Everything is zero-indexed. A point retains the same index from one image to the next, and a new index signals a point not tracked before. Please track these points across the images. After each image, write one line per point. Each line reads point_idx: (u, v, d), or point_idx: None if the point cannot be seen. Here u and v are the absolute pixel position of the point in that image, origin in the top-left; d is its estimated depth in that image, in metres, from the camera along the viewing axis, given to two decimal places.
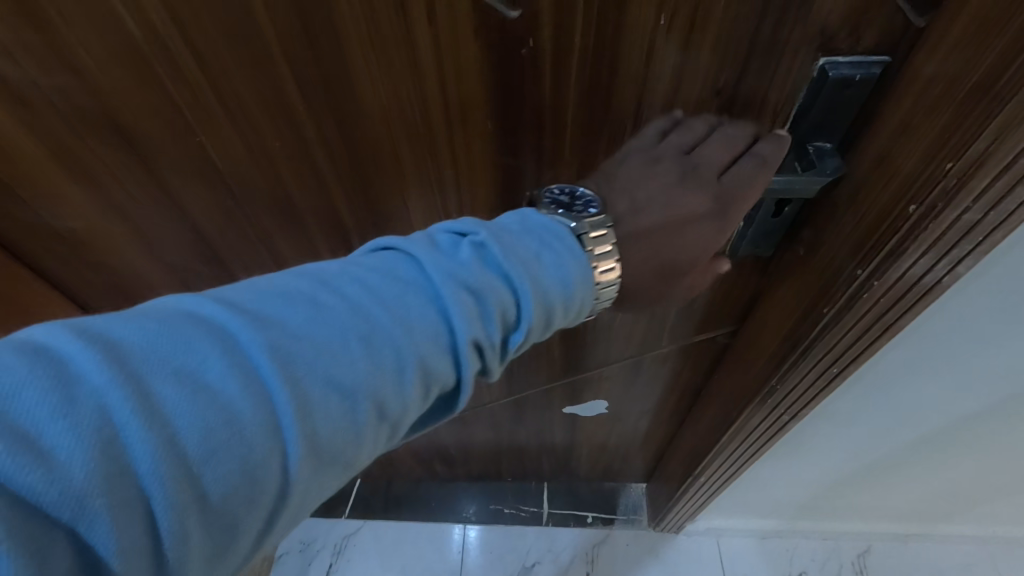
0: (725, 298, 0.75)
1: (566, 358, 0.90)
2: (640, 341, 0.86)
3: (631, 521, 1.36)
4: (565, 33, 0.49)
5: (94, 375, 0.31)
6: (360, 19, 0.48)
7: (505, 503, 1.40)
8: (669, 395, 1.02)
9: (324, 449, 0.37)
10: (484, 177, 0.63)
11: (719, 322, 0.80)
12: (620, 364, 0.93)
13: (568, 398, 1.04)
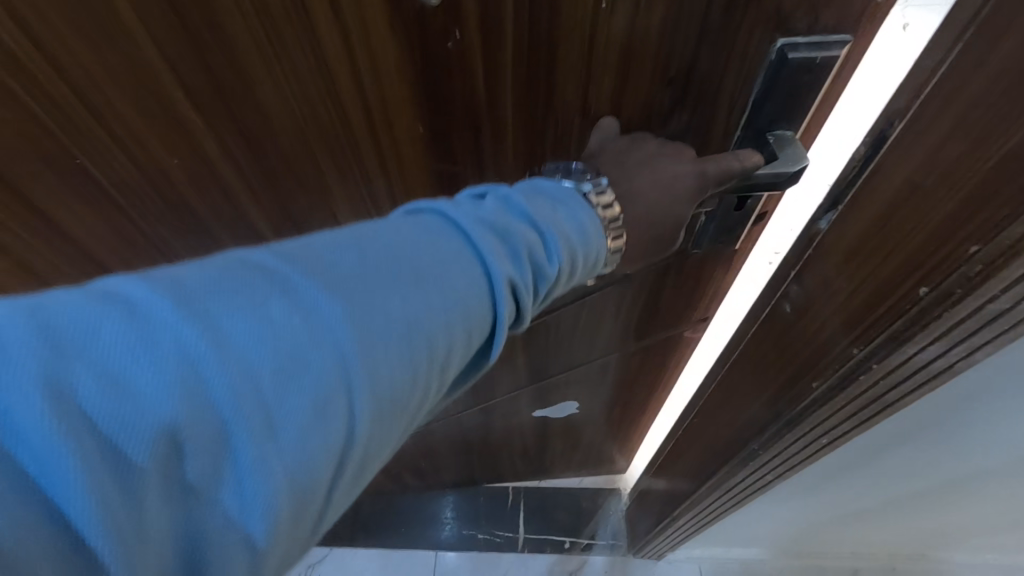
0: (688, 287, 0.72)
1: (530, 366, 0.85)
2: (603, 341, 0.81)
3: (611, 546, 1.31)
4: (493, 22, 0.43)
5: (160, 314, 0.25)
6: (252, 15, 0.38)
7: (478, 528, 1.33)
8: (638, 393, 0.99)
9: (407, 401, 0.31)
10: (422, 185, 0.57)
11: (684, 311, 0.78)
12: (584, 368, 0.88)
13: (537, 403, 0.98)
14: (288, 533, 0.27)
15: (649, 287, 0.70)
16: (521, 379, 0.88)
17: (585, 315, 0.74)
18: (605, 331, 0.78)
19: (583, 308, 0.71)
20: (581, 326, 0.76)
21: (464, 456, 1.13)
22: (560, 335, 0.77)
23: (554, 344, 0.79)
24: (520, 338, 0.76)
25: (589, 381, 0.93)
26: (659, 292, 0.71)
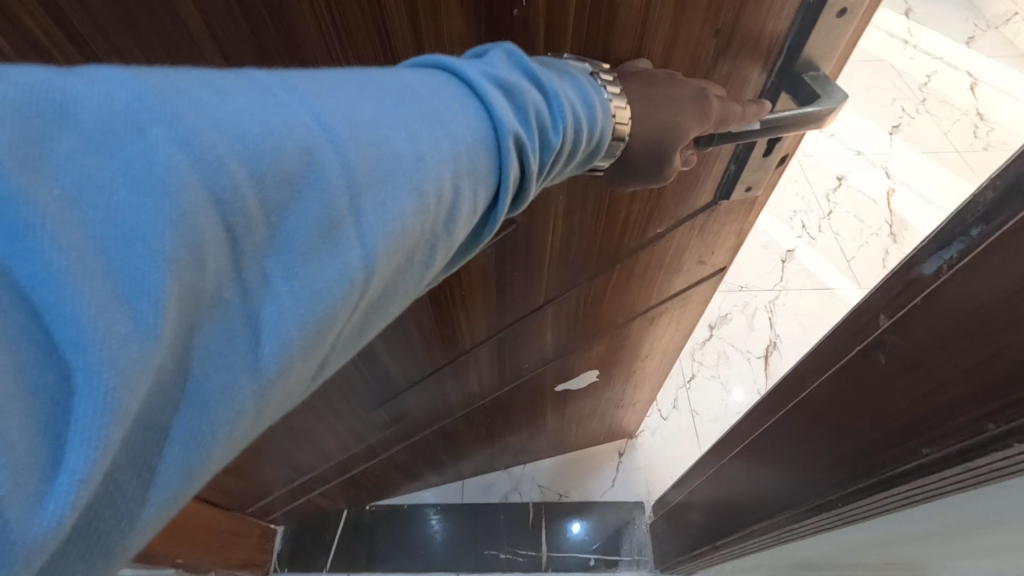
0: (707, 237, 0.80)
1: (557, 334, 0.88)
2: (626, 303, 0.88)
3: (637, 563, 1.21)
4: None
5: (125, 101, 0.18)
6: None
7: (500, 548, 1.25)
8: (650, 348, 1.08)
9: (420, 258, 0.26)
10: None
11: (701, 261, 0.86)
12: (611, 334, 0.95)
13: (558, 376, 1.02)
14: (280, 398, 0.22)
15: (677, 245, 0.77)
16: (548, 353, 0.93)
17: (617, 283, 0.80)
18: (633, 292, 0.85)
19: (615, 275, 0.78)
20: (610, 293, 0.82)
21: (480, 438, 1.14)
22: (588, 300, 0.82)
23: (587, 312, 0.85)
24: (553, 311, 0.81)
25: (612, 345, 0.99)
26: (683, 246, 0.79)
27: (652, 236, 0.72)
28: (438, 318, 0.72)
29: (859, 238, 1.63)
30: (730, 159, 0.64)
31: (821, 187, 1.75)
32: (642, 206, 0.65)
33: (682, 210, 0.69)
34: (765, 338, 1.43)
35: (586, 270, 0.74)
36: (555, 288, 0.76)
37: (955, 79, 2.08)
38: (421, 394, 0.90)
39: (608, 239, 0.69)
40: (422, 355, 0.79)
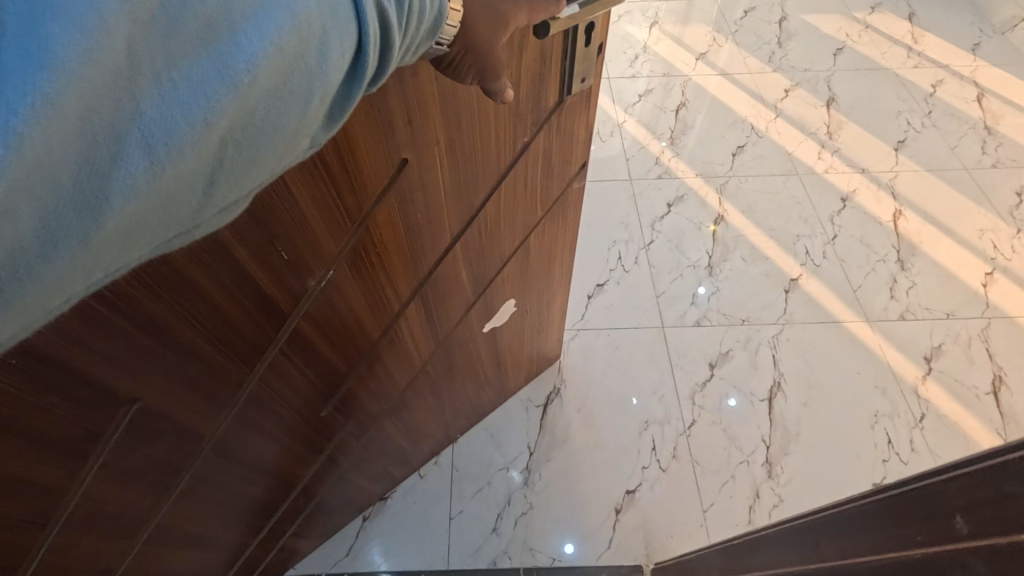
0: (565, 126, 0.85)
1: (471, 271, 0.91)
2: (522, 223, 0.92)
3: None
4: None
5: None
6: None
7: None
8: (553, 263, 1.12)
9: (304, 91, 0.25)
10: (358, 120, 0.51)
11: (569, 154, 0.93)
12: (514, 256, 0.97)
13: (483, 315, 1.03)
14: (174, 191, 0.22)
15: (542, 148, 0.83)
16: (466, 295, 0.95)
17: (504, 197, 0.83)
18: (519, 207, 0.89)
19: (499, 192, 0.81)
20: (501, 213, 0.85)
21: (436, 407, 1.12)
22: (488, 226, 0.85)
23: (488, 238, 0.87)
24: (461, 247, 0.84)
25: (519, 270, 1.02)
26: (547, 147, 0.84)
27: (519, 145, 0.77)
28: (359, 288, 0.71)
29: (866, 264, 1.55)
30: (557, 55, 0.71)
31: (826, 208, 1.67)
32: (502, 112, 0.70)
33: (537, 112, 0.75)
34: (770, 377, 1.35)
35: (476, 193, 0.77)
36: (455, 221, 0.78)
37: (960, 89, 2.01)
38: (366, 377, 0.88)
39: (496, 146, 0.73)
40: (355, 337, 0.78)
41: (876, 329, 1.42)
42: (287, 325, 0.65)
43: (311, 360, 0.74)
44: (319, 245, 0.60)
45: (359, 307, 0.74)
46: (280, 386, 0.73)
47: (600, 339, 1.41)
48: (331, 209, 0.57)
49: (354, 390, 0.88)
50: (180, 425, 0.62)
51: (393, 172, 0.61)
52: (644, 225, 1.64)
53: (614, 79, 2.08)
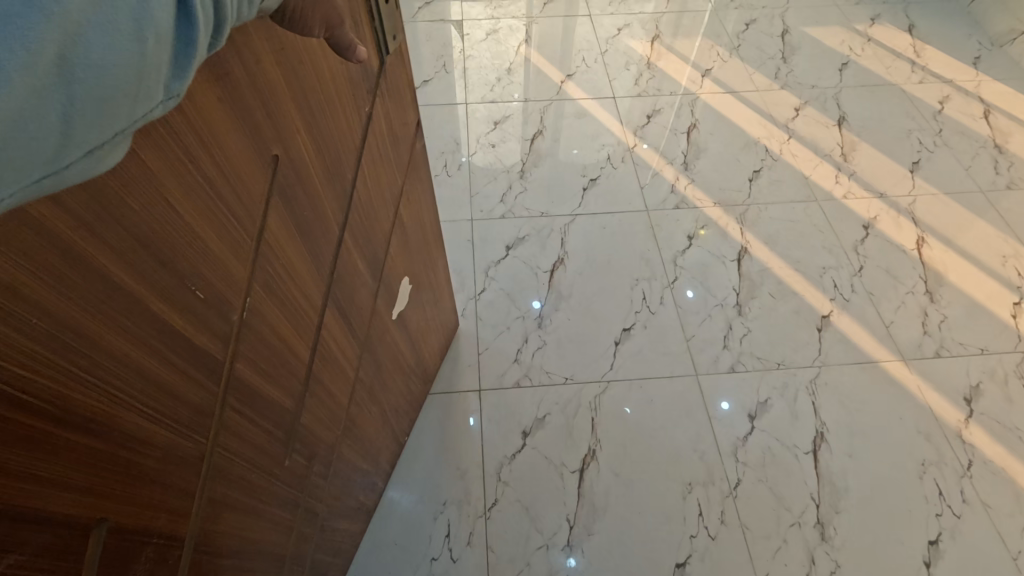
0: (396, 93, 0.82)
1: (367, 263, 0.84)
2: (392, 197, 0.88)
3: None
4: None
5: None
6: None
7: None
8: (426, 233, 1.10)
9: (133, 29, 0.26)
10: (217, 117, 0.45)
11: (407, 118, 0.89)
12: (395, 232, 0.92)
13: (388, 300, 0.96)
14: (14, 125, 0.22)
15: (383, 114, 0.78)
16: (369, 288, 0.87)
17: (370, 174, 0.77)
18: (383, 181, 0.83)
19: (365, 170, 0.75)
20: (373, 189, 0.79)
21: (377, 415, 1.05)
22: (368, 211, 0.79)
23: (370, 221, 0.81)
24: (351, 239, 0.76)
25: (399, 246, 0.96)
26: (388, 116, 0.80)
27: (364, 116, 0.72)
28: (281, 311, 0.63)
29: (895, 297, 1.50)
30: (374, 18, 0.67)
31: (849, 236, 1.62)
32: (342, 87, 0.64)
33: (373, 82, 0.72)
34: (811, 427, 1.28)
35: (346, 175, 0.70)
36: (337, 211, 0.70)
37: (966, 105, 1.98)
38: (314, 406, 0.79)
39: (348, 126, 0.68)
40: (291, 368, 0.69)
41: (913, 369, 1.37)
42: (226, 374, 0.56)
43: (260, 409, 0.65)
44: (228, 274, 0.52)
45: (284, 331, 0.65)
46: (240, 447, 0.63)
47: (632, 392, 1.32)
48: (226, 225, 0.50)
49: (307, 424, 0.78)
50: (156, 534, 0.52)
51: (270, 171, 0.54)
52: (666, 261, 1.56)
53: (621, 99, 1.99)
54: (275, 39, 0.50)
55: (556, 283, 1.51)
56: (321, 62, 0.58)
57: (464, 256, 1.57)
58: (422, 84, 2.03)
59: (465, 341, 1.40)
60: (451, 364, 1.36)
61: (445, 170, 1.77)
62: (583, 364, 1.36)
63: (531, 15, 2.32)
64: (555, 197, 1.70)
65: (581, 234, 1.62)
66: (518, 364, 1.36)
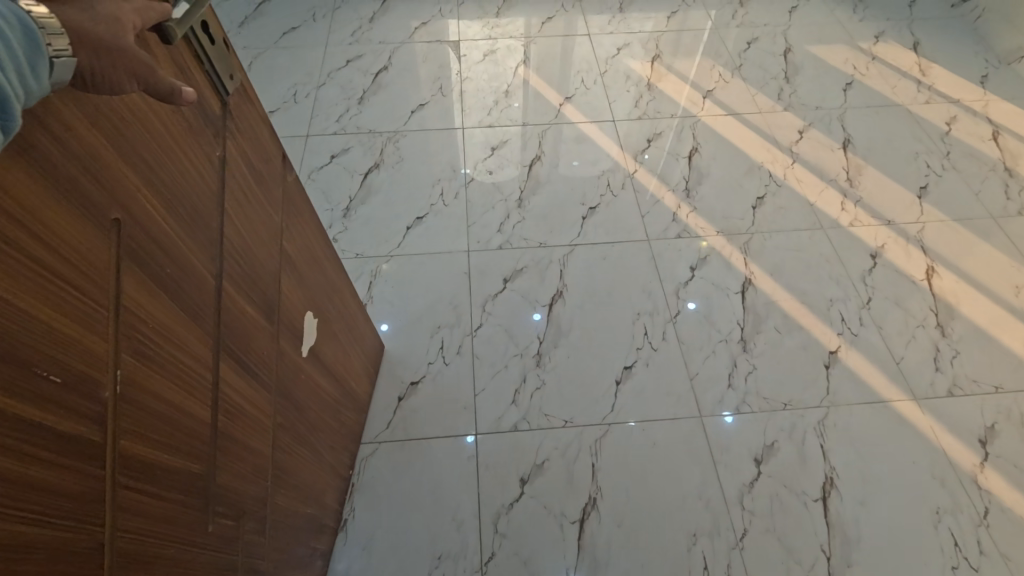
0: (254, 132, 0.75)
1: (260, 309, 0.78)
2: (275, 236, 0.82)
3: None
4: None
5: None
6: None
7: None
8: (324, 265, 1.03)
9: None
10: (27, 191, 0.41)
11: (275, 153, 0.83)
12: (284, 271, 0.86)
13: (295, 339, 0.90)
14: None
15: (242, 155, 0.72)
16: (268, 332, 0.81)
17: (238, 218, 0.71)
18: (258, 223, 0.76)
19: (232, 215, 0.70)
20: (247, 233, 0.74)
21: (310, 455, 1.00)
22: (245, 257, 0.73)
23: (251, 265, 0.75)
24: (233, 286, 0.71)
25: (294, 282, 0.90)
26: (248, 157, 0.74)
27: (216, 161, 0.66)
28: (163, 375, 0.58)
29: (905, 331, 1.45)
30: (201, 58, 0.61)
31: (855, 266, 1.58)
32: (180, 136, 0.59)
33: (219, 124, 0.66)
34: (821, 472, 1.24)
35: (209, 222, 0.65)
36: (205, 260, 0.65)
37: (974, 126, 1.94)
38: (231, 462, 0.73)
39: (198, 175, 0.62)
40: (194, 431, 0.64)
41: (925, 409, 1.33)
42: (111, 455, 0.51)
43: (167, 483, 0.59)
44: (85, 352, 0.47)
45: (172, 395, 0.59)
46: (151, 527, 0.57)
47: (634, 435, 1.28)
48: (67, 303, 0.45)
49: (225, 484, 0.71)
50: None
51: (112, 237, 0.50)
52: (668, 293, 1.52)
53: (621, 122, 1.95)
54: (83, 99, 0.46)
55: (556, 317, 1.47)
56: (148, 114, 0.53)
57: (459, 288, 1.53)
58: (418, 108, 1.99)
59: (461, 381, 1.36)
60: (446, 405, 1.32)
61: (442, 198, 1.73)
62: (584, 405, 1.32)
63: (529, 35, 2.29)
64: (553, 227, 1.67)
65: (581, 265, 1.57)
66: (516, 405, 1.32)
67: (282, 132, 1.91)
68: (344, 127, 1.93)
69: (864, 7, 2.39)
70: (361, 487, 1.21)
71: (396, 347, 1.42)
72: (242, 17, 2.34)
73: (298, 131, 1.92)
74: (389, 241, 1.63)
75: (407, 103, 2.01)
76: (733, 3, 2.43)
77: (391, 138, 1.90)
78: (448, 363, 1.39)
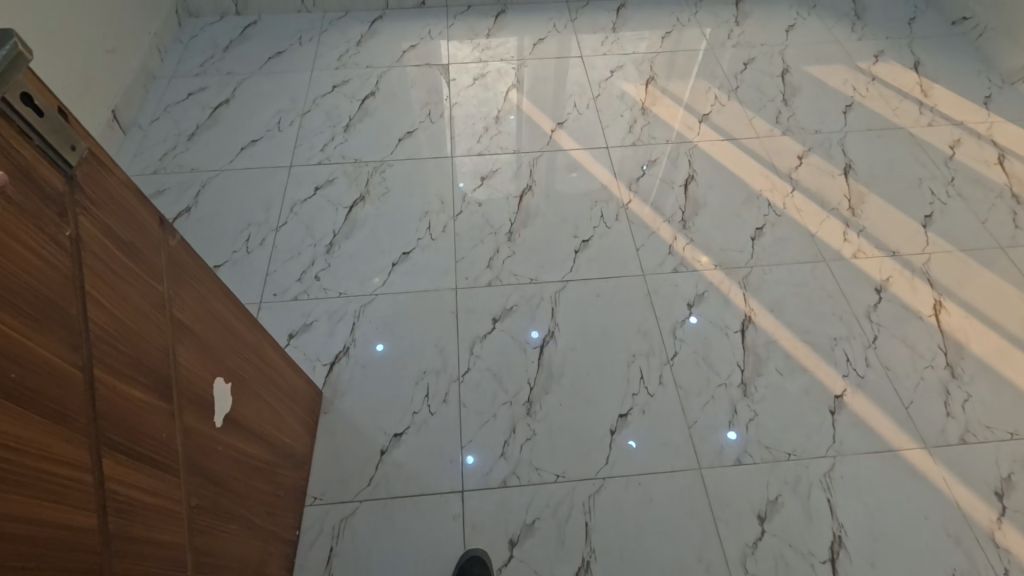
0: (119, 200, 0.67)
1: (149, 390, 0.70)
2: (162, 306, 0.75)
3: None
4: None
5: None
6: None
7: None
8: (235, 323, 0.95)
9: None
10: None
11: (149, 215, 0.74)
12: (178, 341, 0.78)
13: (204, 410, 0.83)
14: None
15: (104, 227, 0.64)
16: (164, 412, 0.73)
17: (105, 297, 0.64)
18: (137, 297, 0.69)
19: (95, 296, 0.62)
20: (121, 311, 0.66)
21: (243, 529, 0.93)
22: (120, 338, 0.66)
23: (132, 344, 0.68)
24: (108, 372, 0.63)
25: (195, 350, 0.82)
26: (111, 228, 0.66)
27: (69, 241, 0.59)
28: (24, 493, 0.51)
29: (914, 373, 1.38)
30: (29, 133, 0.53)
31: (860, 301, 1.51)
32: (11, 226, 0.51)
33: (64, 200, 0.58)
34: (828, 530, 1.17)
35: (67, 309, 0.58)
36: (66, 353, 0.57)
37: (979, 150, 1.88)
38: (136, 564, 0.66)
39: (36, 263, 0.54)
40: (77, 544, 0.57)
41: (937, 458, 1.25)
42: None
43: None
44: None
45: (39, 511, 0.52)
46: None
47: (630, 491, 1.21)
48: None
49: None
50: None
51: None
52: (665, 333, 1.45)
53: (614, 148, 1.90)
54: None
55: (547, 361, 1.40)
56: None
57: (445, 329, 1.46)
58: (406, 135, 1.93)
59: (447, 433, 1.29)
60: (430, 460, 1.25)
61: (429, 231, 1.67)
62: (577, 458, 1.25)
63: (521, 57, 2.23)
64: (544, 261, 1.60)
65: (573, 303, 1.51)
66: (505, 459, 1.25)
67: (265, 162, 1.86)
68: (329, 156, 1.87)
69: (862, 25, 2.34)
70: (339, 552, 1.14)
71: (378, 395, 1.35)
72: (228, 41, 2.29)
73: (281, 161, 1.86)
74: (372, 279, 1.57)
75: (394, 130, 1.95)
76: (729, 23, 2.38)
77: (376, 168, 1.84)
78: (433, 413, 1.32)
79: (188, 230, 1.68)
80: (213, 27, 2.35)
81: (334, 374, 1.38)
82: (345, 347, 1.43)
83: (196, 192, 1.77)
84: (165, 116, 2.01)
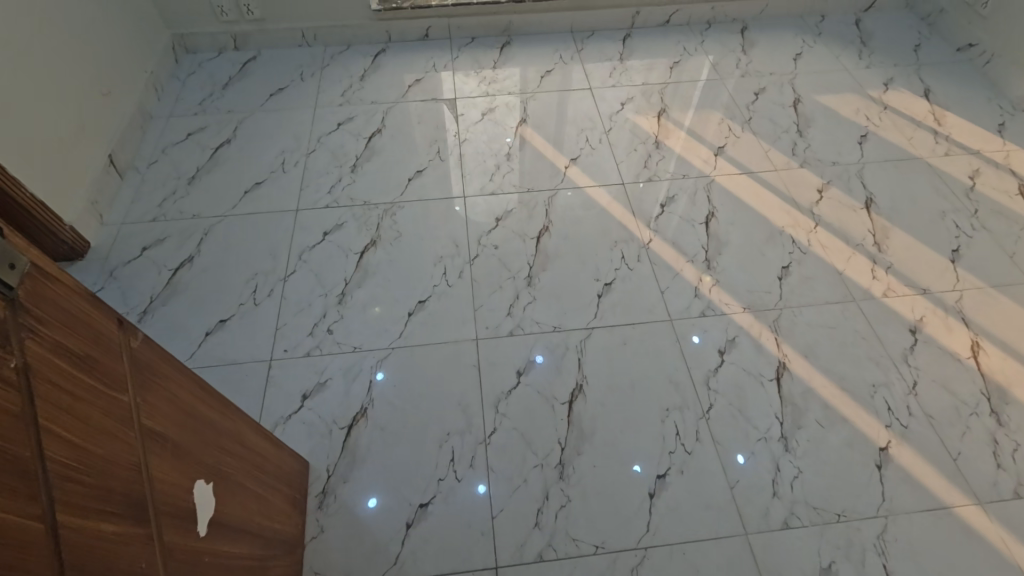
0: (71, 310, 0.60)
1: (122, 518, 0.63)
2: (128, 419, 0.67)
3: None
4: None
5: None
6: None
7: None
8: (209, 415, 0.87)
9: None
10: None
11: (107, 318, 0.67)
12: (150, 454, 0.71)
13: (186, 522, 0.75)
14: None
15: (57, 345, 0.58)
16: (141, 537, 0.66)
17: (63, 427, 0.57)
18: (100, 417, 0.62)
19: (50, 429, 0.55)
20: (82, 438, 0.59)
21: None
22: (83, 468, 0.58)
23: (99, 472, 0.60)
24: (73, 513, 0.56)
25: (171, 458, 0.75)
26: (66, 345, 0.59)
27: (16, 373, 0.52)
28: None
29: (958, 421, 1.33)
30: None
31: (896, 344, 1.46)
32: None
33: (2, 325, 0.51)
34: None
35: (19, 454, 0.51)
36: (22, 505, 0.50)
37: (998, 180, 1.86)
38: None
39: None
40: None
41: (992, 515, 1.20)
42: None
43: None
44: None
45: None
46: None
47: (674, 563, 1.14)
48: None
49: None
50: None
51: None
52: (698, 384, 1.39)
53: (630, 185, 1.85)
54: None
55: (577, 417, 1.33)
56: None
57: (467, 384, 1.39)
58: (415, 175, 1.88)
59: (476, 501, 1.21)
60: (459, 532, 1.17)
61: (445, 278, 1.60)
62: (616, 527, 1.18)
63: (527, 90, 2.19)
64: (567, 307, 1.54)
65: (600, 353, 1.44)
66: (539, 529, 1.17)
67: (269, 206, 1.79)
68: (336, 199, 1.81)
69: (869, 53, 2.33)
70: None
71: (399, 460, 1.27)
72: (226, 78, 2.23)
73: (286, 204, 1.79)
74: (388, 330, 1.49)
75: (402, 170, 1.89)
76: (736, 52, 2.36)
77: (387, 210, 1.77)
78: (460, 479, 1.24)
79: (191, 282, 1.60)
80: (211, 63, 2.29)
81: (353, 438, 1.30)
82: (363, 408, 1.35)
83: (198, 239, 1.70)
84: (164, 158, 1.94)
